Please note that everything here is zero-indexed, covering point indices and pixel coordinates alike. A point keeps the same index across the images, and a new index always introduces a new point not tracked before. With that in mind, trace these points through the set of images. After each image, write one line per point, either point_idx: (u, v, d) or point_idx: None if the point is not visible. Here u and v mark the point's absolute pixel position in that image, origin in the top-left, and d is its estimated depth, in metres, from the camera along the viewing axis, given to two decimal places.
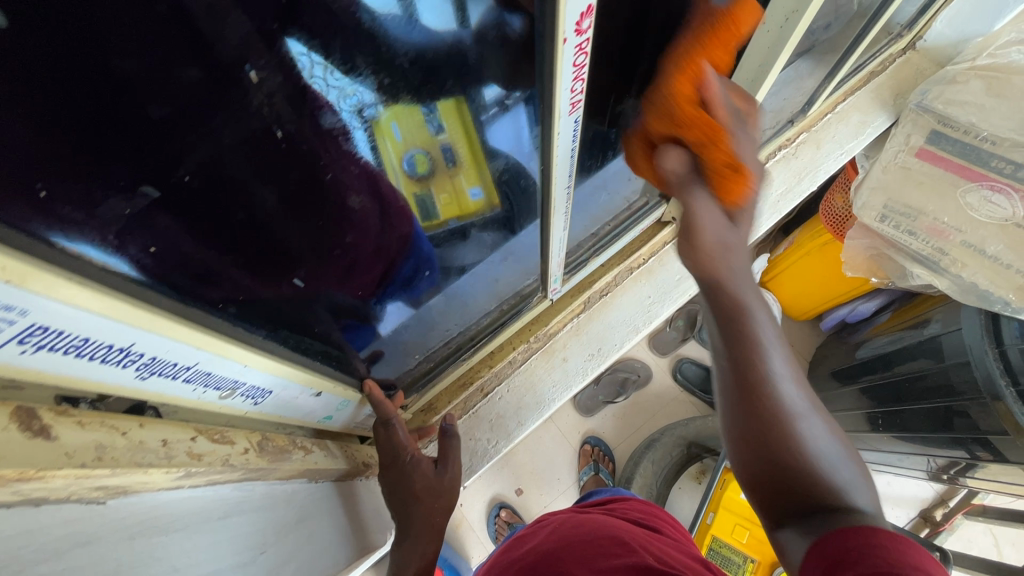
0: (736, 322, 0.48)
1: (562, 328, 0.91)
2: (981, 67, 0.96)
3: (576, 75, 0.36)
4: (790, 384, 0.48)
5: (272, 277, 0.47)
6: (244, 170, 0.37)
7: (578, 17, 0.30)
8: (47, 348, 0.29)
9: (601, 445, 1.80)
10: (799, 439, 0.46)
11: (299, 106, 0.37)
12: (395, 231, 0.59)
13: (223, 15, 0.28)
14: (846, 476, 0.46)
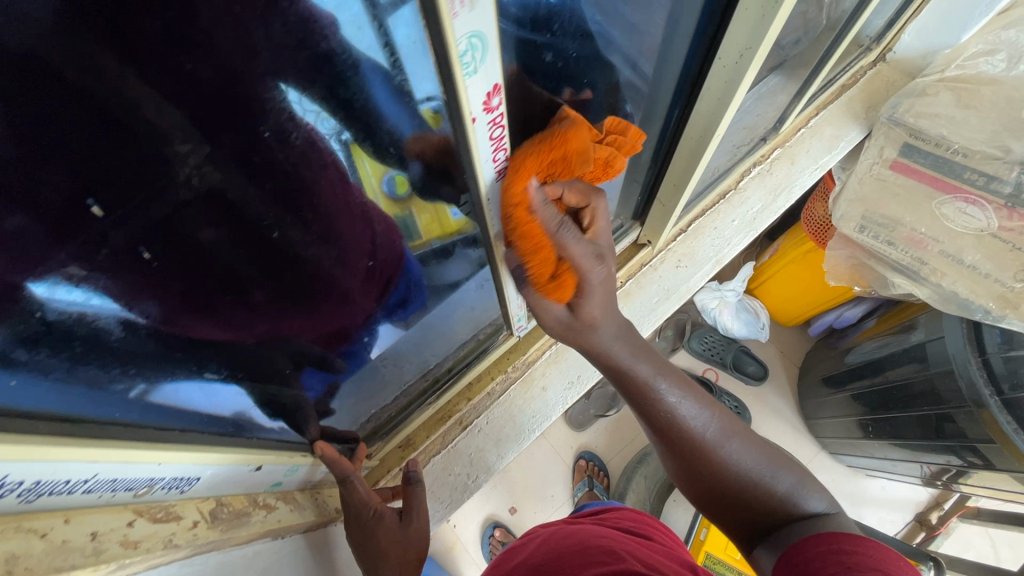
0: (645, 399, 0.64)
1: (540, 356, 0.89)
2: (950, 79, 0.96)
3: (498, 145, 0.37)
4: (710, 432, 0.62)
5: (229, 320, 0.47)
6: (185, 231, 0.36)
7: (484, 97, 0.31)
8: None
9: (594, 460, 1.78)
10: (729, 470, 0.61)
11: (245, 168, 0.36)
12: (381, 256, 0.59)
13: (135, 103, 0.27)
14: (784, 486, 0.59)
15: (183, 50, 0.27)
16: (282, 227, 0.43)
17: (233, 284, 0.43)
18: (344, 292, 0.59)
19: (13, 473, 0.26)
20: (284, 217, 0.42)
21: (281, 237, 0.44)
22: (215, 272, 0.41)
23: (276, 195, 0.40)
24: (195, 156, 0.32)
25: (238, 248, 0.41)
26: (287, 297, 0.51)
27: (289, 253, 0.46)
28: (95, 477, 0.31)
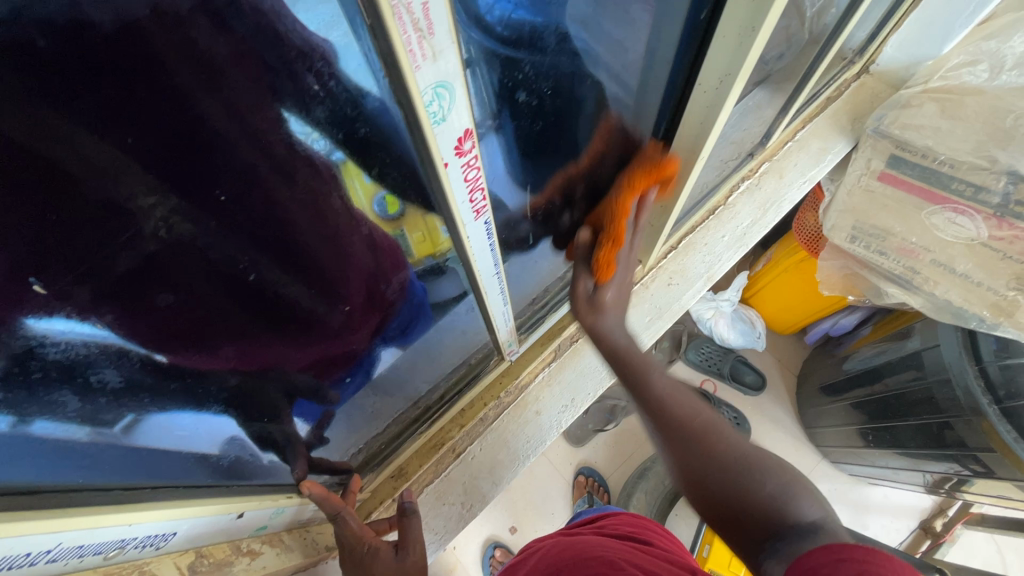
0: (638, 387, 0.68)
1: (533, 379, 0.88)
2: (934, 90, 0.97)
3: (475, 186, 0.36)
4: (701, 422, 0.65)
5: (208, 359, 0.45)
6: (154, 279, 0.35)
7: (456, 142, 0.30)
8: None
9: (594, 475, 1.76)
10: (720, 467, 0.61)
11: (223, 211, 0.35)
12: (367, 290, 0.58)
13: (96, 164, 0.26)
14: (775, 491, 0.58)
15: (152, 111, 0.26)
16: (261, 265, 0.42)
17: (214, 322, 0.42)
18: (333, 324, 0.58)
19: None
20: (264, 255, 0.41)
21: (262, 275, 0.43)
22: (193, 314, 0.40)
23: (253, 235, 0.39)
24: (162, 207, 0.31)
25: (217, 288, 0.40)
26: (276, 330, 0.50)
27: (272, 290, 0.45)
28: (58, 547, 0.30)
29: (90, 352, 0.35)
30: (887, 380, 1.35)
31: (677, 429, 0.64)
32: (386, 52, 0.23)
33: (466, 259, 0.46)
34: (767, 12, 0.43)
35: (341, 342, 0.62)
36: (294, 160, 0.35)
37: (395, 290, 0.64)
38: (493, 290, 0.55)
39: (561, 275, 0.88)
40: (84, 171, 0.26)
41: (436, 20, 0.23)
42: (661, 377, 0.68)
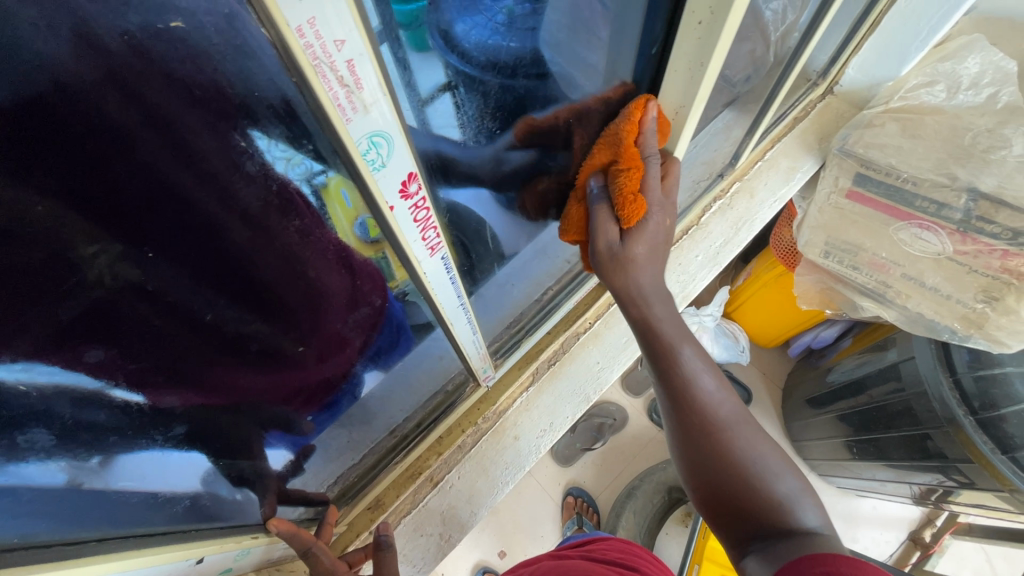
0: (667, 363, 0.63)
1: (511, 404, 0.87)
2: (895, 110, 1.00)
3: (427, 223, 0.36)
4: (725, 402, 0.63)
5: (166, 399, 0.44)
6: (99, 325, 0.34)
7: (400, 184, 0.30)
8: None
9: (583, 496, 1.74)
10: (741, 451, 0.60)
11: (181, 253, 0.35)
12: (328, 322, 0.58)
13: (31, 218, 0.26)
14: (788, 490, 0.59)
15: (100, 163, 0.26)
16: (220, 302, 0.42)
17: (174, 360, 0.42)
18: (300, 354, 0.58)
19: None
20: (222, 292, 0.41)
21: (221, 312, 0.43)
22: (151, 353, 0.40)
23: (209, 273, 0.39)
24: (108, 254, 0.31)
25: (176, 325, 0.40)
26: (242, 363, 0.50)
27: (233, 325, 0.45)
28: None
29: (38, 401, 0.34)
30: (871, 392, 1.35)
31: (700, 412, 0.62)
32: (315, 106, 0.23)
33: (427, 293, 0.46)
34: (714, 48, 0.44)
35: (305, 380, 0.62)
36: (256, 191, 0.36)
37: (357, 320, 0.64)
38: (461, 320, 0.55)
39: (537, 297, 0.89)
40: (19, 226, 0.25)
41: (363, 77, 0.23)
42: (690, 361, 0.63)
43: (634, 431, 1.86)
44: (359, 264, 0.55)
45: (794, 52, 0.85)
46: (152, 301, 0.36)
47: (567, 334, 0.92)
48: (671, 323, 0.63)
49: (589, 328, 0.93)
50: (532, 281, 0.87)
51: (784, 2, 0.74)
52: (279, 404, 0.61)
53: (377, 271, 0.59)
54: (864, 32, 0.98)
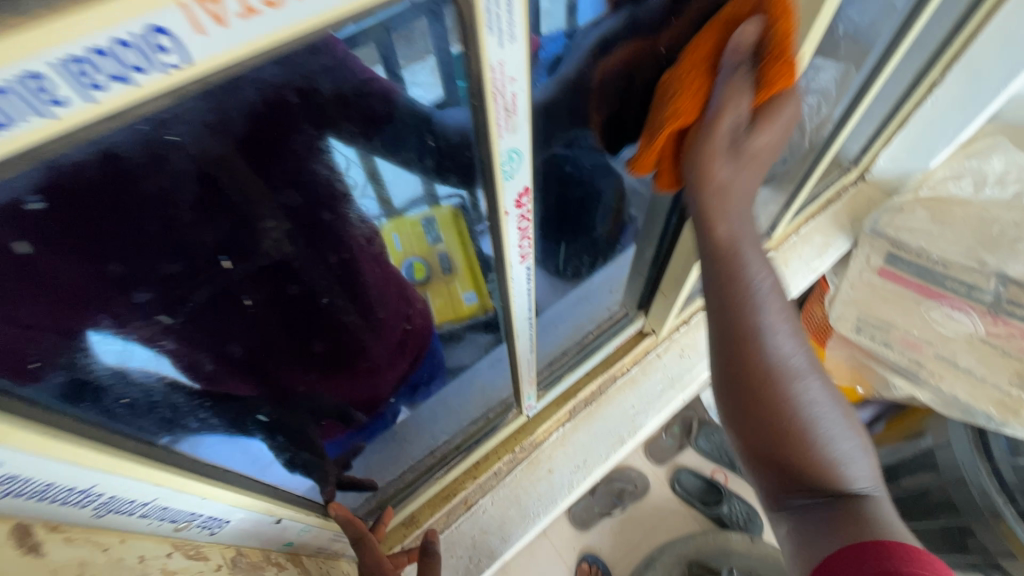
0: (734, 311, 0.46)
1: (547, 438, 0.91)
2: (924, 198, 1.07)
3: (525, 235, 0.44)
4: (790, 343, 0.47)
5: (245, 380, 0.50)
6: (234, 304, 0.41)
7: (516, 196, 0.39)
8: (13, 494, 0.26)
9: (599, 563, 1.67)
10: (799, 401, 0.46)
11: (309, 248, 0.43)
12: (383, 338, 0.65)
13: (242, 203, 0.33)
14: (845, 448, 0.46)
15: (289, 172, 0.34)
16: (325, 286, 0.49)
17: (272, 330, 0.49)
18: (368, 348, 0.64)
19: (100, 484, 0.30)
20: (330, 278, 0.49)
21: (322, 297, 0.50)
22: (263, 321, 0.47)
23: (326, 261, 0.46)
24: (277, 232, 0.39)
25: (285, 299, 0.47)
26: (320, 343, 0.57)
27: (326, 309, 0.52)
28: (153, 501, 0.35)
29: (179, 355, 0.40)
30: (905, 480, 1.33)
31: (756, 362, 0.46)
32: (480, 123, 0.32)
33: (505, 300, 0.53)
34: None
35: (350, 393, 0.69)
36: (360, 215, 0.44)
37: (415, 339, 0.72)
38: (524, 335, 0.61)
39: (578, 339, 0.96)
40: (244, 210, 0.33)
41: (519, 104, 0.32)
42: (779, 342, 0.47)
43: (654, 501, 1.81)
44: (411, 293, 0.62)
45: (826, 141, 0.95)
46: (268, 290, 0.43)
47: (605, 377, 0.96)
48: (754, 255, 0.46)
49: (627, 373, 0.98)
50: (570, 326, 0.97)
51: (819, 98, 0.85)
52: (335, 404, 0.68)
53: (422, 305, 0.66)
54: (893, 128, 1.07)
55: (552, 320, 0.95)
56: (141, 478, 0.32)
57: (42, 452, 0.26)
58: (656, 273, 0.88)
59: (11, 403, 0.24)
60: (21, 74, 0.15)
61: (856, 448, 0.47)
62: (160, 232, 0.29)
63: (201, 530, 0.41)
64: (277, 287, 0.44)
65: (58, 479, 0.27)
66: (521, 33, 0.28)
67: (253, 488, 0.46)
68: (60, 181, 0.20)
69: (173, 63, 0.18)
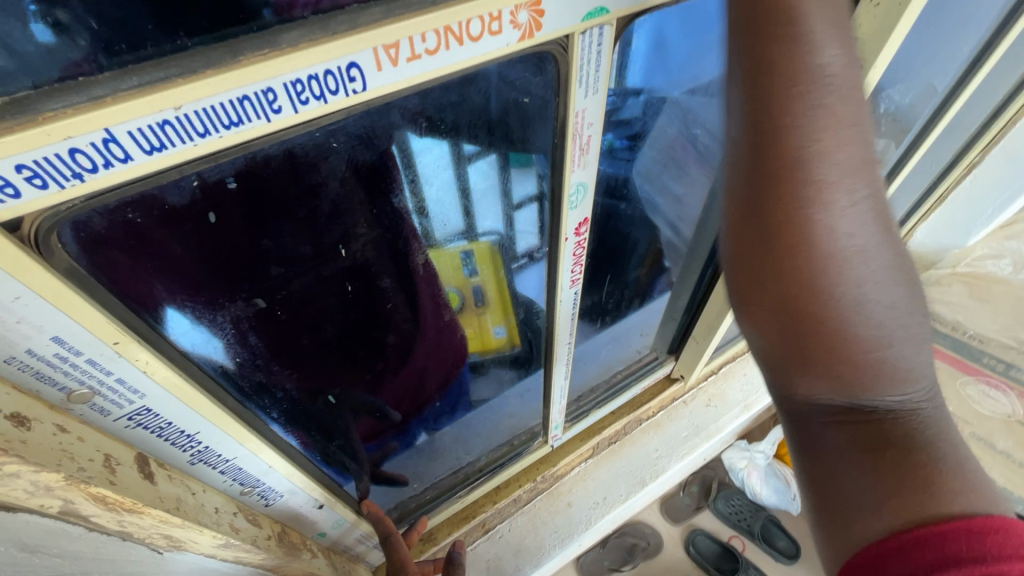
0: (781, 83, 0.26)
1: (569, 471, 0.92)
2: (962, 273, 1.09)
3: (578, 262, 0.49)
4: (844, 183, 0.28)
5: (319, 389, 0.53)
6: (324, 305, 0.46)
7: (577, 225, 0.44)
8: (141, 425, 0.31)
9: None
10: (844, 278, 0.29)
11: (392, 263, 0.48)
12: (431, 357, 0.69)
13: (349, 211, 0.39)
14: (895, 352, 0.31)
15: (391, 191, 0.40)
16: (400, 305, 0.55)
17: (353, 344, 0.54)
18: (422, 368, 0.69)
19: (202, 432, 0.35)
20: (404, 296, 0.54)
21: (395, 314, 0.56)
22: (347, 334, 0.52)
23: (405, 282, 0.52)
24: (374, 249, 0.45)
25: (368, 315, 0.52)
26: (384, 363, 0.63)
27: (394, 327, 0.58)
28: (233, 460, 0.39)
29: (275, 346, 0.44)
30: None
31: (791, 206, 0.27)
32: (557, 158, 0.38)
33: (550, 321, 0.57)
34: None
35: (397, 407, 0.71)
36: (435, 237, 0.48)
37: (456, 363, 0.74)
38: (563, 360, 0.65)
39: (607, 378, 0.99)
40: (348, 215, 0.39)
41: (591, 144, 0.37)
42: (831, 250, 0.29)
43: (667, 561, 1.75)
44: (453, 320, 0.65)
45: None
46: (349, 296, 0.48)
47: (630, 418, 0.97)
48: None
49: (652, 416, 0.99)
50: (602, 364, 1.00)
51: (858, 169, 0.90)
52: (377, 418, 0.70)
53: (457, 335, 0.68)
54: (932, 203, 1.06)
55: (586, 356, 0.98)
56: (233, 434, 0.37)
57: (175, 393, 0.31)
58: (690, 318, 0.90)
59: (161, 344, 0.29)
60: (262, 89, 0.22)
61: (908, 346, 0.32)
62: (300, 220, 0.36)
63: (260, 498, 0.45)
64: (356, 294, 0.49)
65: (175, 420, 0.32)
66: (603, 86, 0.33)
67: (314, 473, 0.51)
68: (248, 168, 0.27)
69: (356, 89, 0.24)
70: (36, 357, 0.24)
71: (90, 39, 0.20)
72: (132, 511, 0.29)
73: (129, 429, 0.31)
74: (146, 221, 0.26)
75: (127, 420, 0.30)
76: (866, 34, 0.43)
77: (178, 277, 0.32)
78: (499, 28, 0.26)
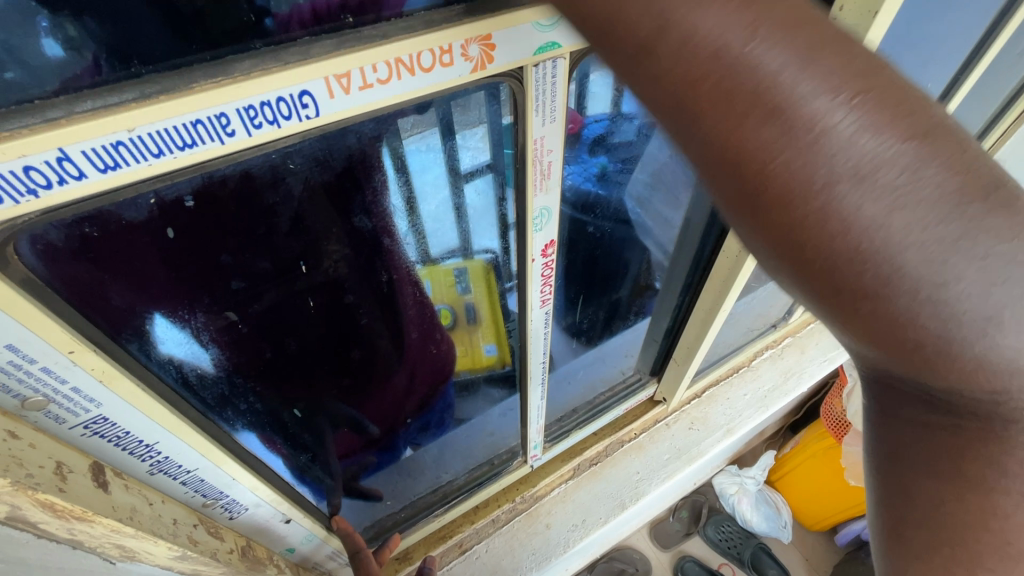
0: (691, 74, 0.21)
1: (549, 492, 0.92)
2: None
3: (547, 283, 0.50)
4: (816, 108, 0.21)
5: (289, 398, 0.54)
6: (294, 315, 0.47)
7: (543, 246, 0.45)
8: (98, 433, 0.32)
9: None
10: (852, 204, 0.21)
11: (362, 277, 0.49)
12: (409, 372, 0.69)
13: (316, 227, 0.40)
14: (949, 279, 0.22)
15: (357, 208, 0.41)
16: (374, 319, 0.56)
17: (328, 355, 0.56)
18: (402, 382, 0.70)
19: (161, 442, 0.35)
20: (379, 311, 0.56)
21: (369, 327, 0.57)
22: (324, 345, 0.54)
23: (378, 297, 0.53)
24: (346, 264, 0.46)
25: (343, 326, 0.54)
26: (364, 375, 0.64)
27: (371, 340, 0.59)
28: (194, 470, 0.39)
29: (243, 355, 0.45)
30: None
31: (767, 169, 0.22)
32: (519, 182, 0.39)
33: (523, 340, 0.57)
34: None
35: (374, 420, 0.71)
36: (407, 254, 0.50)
37: (437, 379, 0.74)
38: (537, 380, 0.65)
39: (590, 399, 0.99)
40: (314, 230, 0.40)
41: (552, 170, 0.39)
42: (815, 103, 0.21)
43: None
44: (440, 335, 0.67)
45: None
46: (320, 307, 0.49)
47: (612, 439, 0.97)
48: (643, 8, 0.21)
49: (634, 439, 0.98)
50: (586, 385, 1.00)
51: None
52: (355, 432, 0.70)
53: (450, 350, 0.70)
54: None
55: (570, 376, 0.99)
56: (194, 445, 0.37)
57: (132, 402, 0.31)
58: (671, 340, 0.90)
59: (120, 354, 0.30)
60: (215, 113, 0.23)
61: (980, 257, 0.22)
62: (261, 235, 0.37)
63: (223, 510, 0.45)
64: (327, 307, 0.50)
65: (133, 429, 0.33)
66: (560, 115, 0.35)
67: (281, 486, 0.51)
68: (205, 187, 0.28)
69: (309, 115, 0.26)
70: None
71: (94, 49, 0.21)
72: (82, 519, 0.29)
73: (85, 437, 0.31)
74: (101, 234, 0.27)
75: (83, 428, 0.31)
76: None
77: (140, 288, 0.33)
78: (450, 60, 0.27)
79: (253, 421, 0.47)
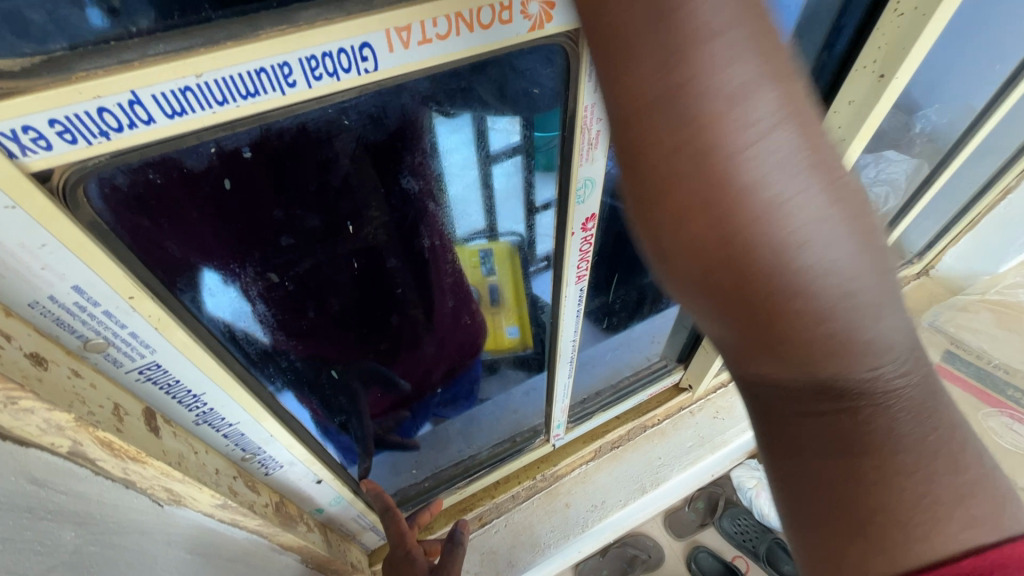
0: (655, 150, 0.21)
1: (569, 472, 0.92)
2: (990, 301, 1.05)
3: (583, 260, 0.49)
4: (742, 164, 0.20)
5: (325, 359, 0.55)
6: (335, 278, 0.48)
7: (583, 220, 0.44)
8: (151, 380, 0.33)
9: None
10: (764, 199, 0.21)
11: (401, 244, 0.49)
12: (439, 344, 0.70)
13: (362, 190, 0.41)
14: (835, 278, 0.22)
15: (401, 174, 0.41)
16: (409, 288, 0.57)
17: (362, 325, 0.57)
18: (432, 353, 0.71)
19: (207, 393, 0.36)
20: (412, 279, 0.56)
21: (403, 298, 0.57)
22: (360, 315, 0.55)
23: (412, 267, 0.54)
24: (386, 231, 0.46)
25: (378, 295, 0.54)
26: (394, 345, 0.65)
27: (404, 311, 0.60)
28: (237, 424, 0.40)
29: (285, 314, 0.46)
30: None
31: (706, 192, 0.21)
32: (564, 152, 0.39)
33: (555, 316, 0.57)
34: None
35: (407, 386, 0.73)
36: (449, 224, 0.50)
37: (468, 354, 0.75)
38: (565, 360, 0.65)
39: (614, 382, 0.98)
40: (358, 192, 0.40)
41: (600, 140, 0.38)
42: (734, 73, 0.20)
43: None
44: (472, 310, 0.67)
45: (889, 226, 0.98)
46: (359, 272, 0.50)
47: (635, 424, 0.97)
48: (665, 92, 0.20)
49: (657, 425, 0.98)
50: (611, 369, 1.00)
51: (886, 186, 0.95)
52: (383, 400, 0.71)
53: (478, 329, 0.71)
54: (964, 225, 1.06)
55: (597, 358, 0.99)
56: (238, 399, 0.38)
57: (185, 353, 0.33)
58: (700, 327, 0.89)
59: (175, 304, 0.31)
60: (278, 63, 0.23)
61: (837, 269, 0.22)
62: (311, 193, 0.38)
63: (259, 466, 0.46)
64: (366, 272, 0.50)
65: (183, 379, 0.34)
66: None
67: (314, 448, 0.52)
68: (261, 140, 0.29)
69: (368, 69, 0.25)
70: (58, 302, 0.26)
71: (147, 19, 0.21)
72: (135, 460, 0.30)
73: (139, 383, 0.32)
74: (163, 181, 0.28)
75: (138, 374, 0.32)
76: (889, 44, 0.43)
77: (196, 240, 0.34)
78: (509, 17, 0.27)
79: (290, 381, 0.49)
